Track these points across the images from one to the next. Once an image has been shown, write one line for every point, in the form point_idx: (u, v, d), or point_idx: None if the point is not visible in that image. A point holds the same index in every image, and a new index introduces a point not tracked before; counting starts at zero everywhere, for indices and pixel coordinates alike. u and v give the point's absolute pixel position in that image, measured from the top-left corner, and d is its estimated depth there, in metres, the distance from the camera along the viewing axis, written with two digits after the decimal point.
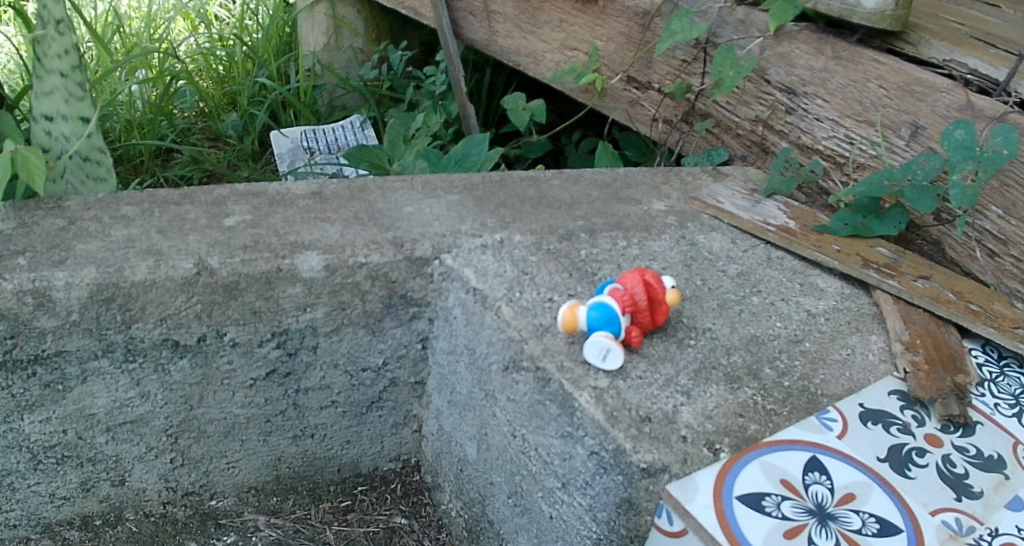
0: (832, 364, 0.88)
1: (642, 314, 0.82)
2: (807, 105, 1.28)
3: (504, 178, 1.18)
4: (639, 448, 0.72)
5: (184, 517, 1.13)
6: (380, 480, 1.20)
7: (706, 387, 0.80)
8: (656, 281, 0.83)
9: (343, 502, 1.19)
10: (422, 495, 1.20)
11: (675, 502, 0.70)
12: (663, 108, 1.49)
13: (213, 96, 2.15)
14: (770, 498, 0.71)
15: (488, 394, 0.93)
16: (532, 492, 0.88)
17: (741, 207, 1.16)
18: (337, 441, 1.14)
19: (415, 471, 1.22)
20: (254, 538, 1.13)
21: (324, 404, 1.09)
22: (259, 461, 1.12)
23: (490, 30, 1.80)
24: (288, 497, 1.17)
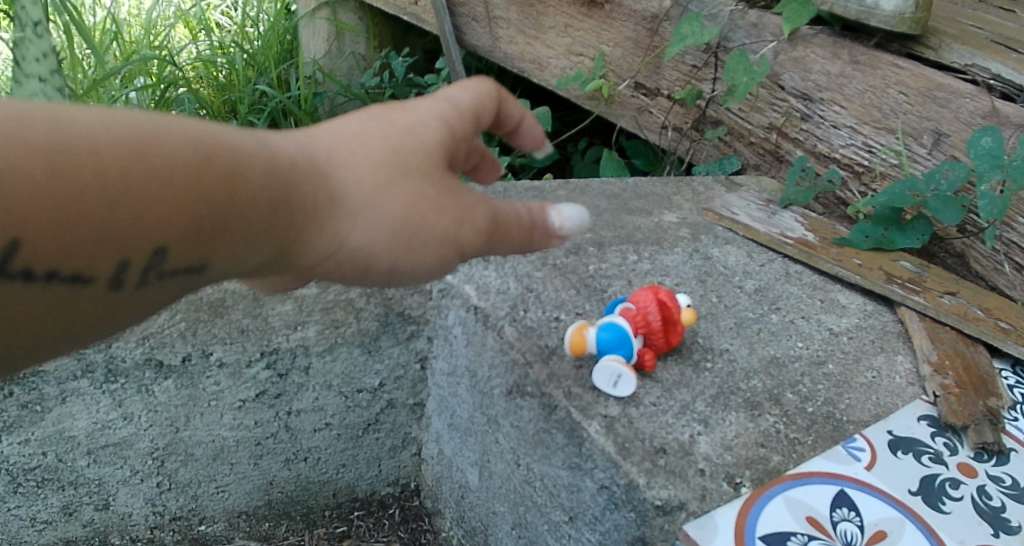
0: (858, 388, 0.82)
1: (655, 335, 0.76)
2: (824, 112, 1.22)
3: (508, 189, 1.12)
4: (653, 484, 0.66)
5: (171, 543, 1.07)
6: (378, 504, 1.15)
7: (724, 414, 0.74)
8: (670, 300, 0.78)
9: (338, 528, 1.13)
10: (421, 521, 1.15)
11: (693, 543, 0.64)
12: (672, 115, 1.44)
13: (213, 104, 2.10)
14: (796, 538, 0.65)
15: (491, 419, 0.87)
16: (538, 525, 0.83)
17: (756, 219, 1.10)
18: (331, 465, 1.08)
19: (413, 495, 1.16)
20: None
21: (318, 427, 1.03)
22: (250, 486, 1.06)
23: (493, 35, 1.75)
24: (281, 523, 1.11)
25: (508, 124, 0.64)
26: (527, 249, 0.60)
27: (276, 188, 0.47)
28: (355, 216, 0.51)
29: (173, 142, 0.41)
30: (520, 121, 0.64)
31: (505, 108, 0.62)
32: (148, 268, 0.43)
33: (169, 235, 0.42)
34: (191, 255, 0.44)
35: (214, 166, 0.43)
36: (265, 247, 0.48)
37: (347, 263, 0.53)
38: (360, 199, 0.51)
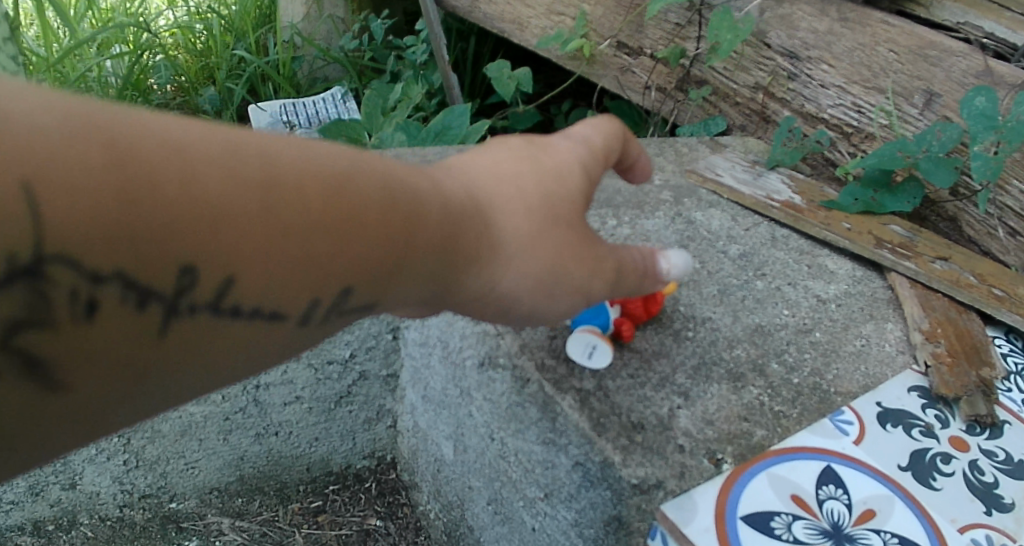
0: (846, 357, 0.79)
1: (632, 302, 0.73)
2: (811, 70, 1.17)
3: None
4: (630, 462, 0.63)
5: (143, 521, 1.04)
6: (353, 478, 1.08)
7: (706, 387, 0.70)
8: None
9: (313, 502, 1.06)
10: (399, 495, 1.07)
11: (672, 525, 0.61)
12: (655, 75, 1.38)
13: (189, 70, 2.03)
14: (780, 518, 0.62)
15: (463, 391, 0.83)
16: (513, 501, 0.79)
17: (742, 181, 1.05)
18: (304, 438, 1.04)
19: (390, 469, 1.09)
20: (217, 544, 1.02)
21: (288, 400, 0.99)
22: (220, 462, 1.02)
23: None
24: (254, 498, 1.06)
25: (627, 158, 0.67)
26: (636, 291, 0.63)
27: (449, 233, 0.49)
28: (509, 261, 0.52)
29: (368, 190, 0.43)
30: (636, 158, 0.67)
31: (625, 150, 0.66)
32: (330, 303, 0.45)
33: (354, 277, 0.44)
34: (368, 293, 0.46)
35: (397, 207, 0.45)
36: (430, 288, 0.50)
37: (493, 303, 0.55)
38: (518, 245, 0.52)
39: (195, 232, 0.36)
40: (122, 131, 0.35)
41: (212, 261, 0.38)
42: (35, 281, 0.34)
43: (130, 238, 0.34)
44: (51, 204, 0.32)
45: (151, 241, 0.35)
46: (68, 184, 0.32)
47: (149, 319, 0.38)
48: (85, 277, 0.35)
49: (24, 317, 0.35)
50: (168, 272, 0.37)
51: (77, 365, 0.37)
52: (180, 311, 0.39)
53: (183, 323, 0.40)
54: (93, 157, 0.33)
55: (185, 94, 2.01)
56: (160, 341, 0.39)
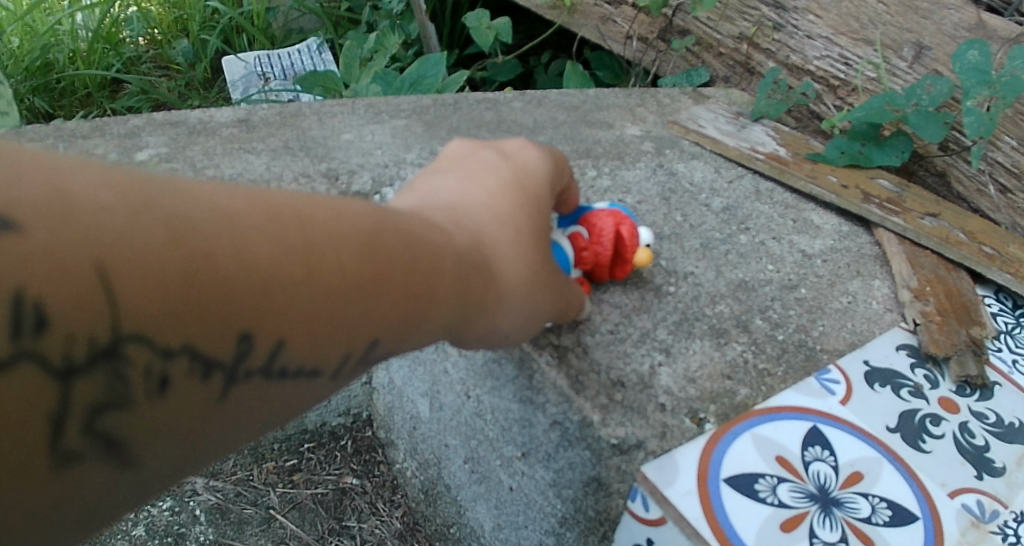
0: (832, 314, 0.78)
1: (598, 269, 0.72)
2: (797, 21, 1.13)
3: (458, 101, 1.00)
4: (608, 422, 0.63)
5: None
6: (329, 436, 1.06)
7: (688, 343, 0.70)
8: (629, 235, 0.71)
9: (288, 461, 1.04)
10: (374, 453, 1.05)
11: (652, 486, 0.59)
12: (637, 25, 1.33)
13: (161, 22, 1.96)
14: (765, 480, 0.60)
15: (439, 348, 0.80)
16: (490, 460, 0.77)
17: (725, 132, 1.02)
18: None
19: (366, 427, 1.08)
20: (190, 504, 0.99)
21: None
22: None
23: None
24: (227, 457, 1.04)
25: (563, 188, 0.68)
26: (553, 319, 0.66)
27: (461, 272, 0.50)
28: (512, 292, 0.55)
29: (389, 240, 0.45)
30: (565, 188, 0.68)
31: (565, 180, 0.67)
32: (360, 357, 0.46)
33: (386, 326, 0.45)
34: (395, 343, 0.47)
35: (418, 256, 0.47)
36: (446, 326, 0.51)
37: (498, 335, 0.57)
38: (516, 275, 0.55)
39: (254, 300, 0.37)
40: (185, 209, 0.35)
41: (266, 326, 0.38)
42: (112, 363, 0.33)
43: (199, 311, 0.35)
44: (124, 287, 0.32)
45: (217, 311, 0.35)
46: (138, 264, 0.32)
47: (209, 388, 0.38)
48: (157, 353, 0.34)
49: (100, 399, 0.34)
50: (230, 341, 0.37)
51: (146, 441, 0.36)
52: (237, 380, 0.39)
53: (239, 390, 0.39)
54: (156, 238, 0.33)
55: (158, 46, 1.94)
56: (217, 409, 0.39)
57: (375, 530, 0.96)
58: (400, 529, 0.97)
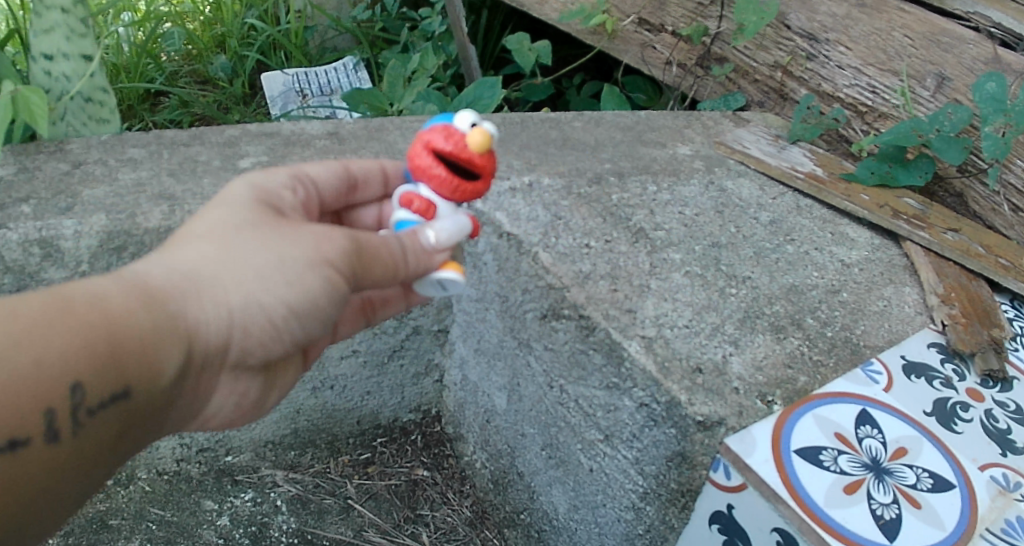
0: (871, 315, 0.88)
1: (463, 188, 0.72)
2: (829, 52, 1.25)
3: (524, 119, 1.11)
4: (694, 401, 0.73)
5: (199, 475, 1.11)
6: (399, 432, 1.16)
7: (752, 336, 0.81)
8: (456, 142, 0.70)
9: (362, 454, 1.13)
10: (443, 446, 1.15)
11: (735, 456, 0.71)
12: (677, 51, 1.43)
13: (202, 39, 2.00)
14: (827, 452, 0.72)
15: (522, 343, 0.92)
16: (571, 444, 0.89)
17: (767, 152, 1.14)
18: (356, 393, 1.09)
19: (435, 422, 1.17)
20: (272, 494, 1.09)
21: (345, 354, 1.03)
22: (276, 414, 1.08)
23: None
24: (306, 451, 1.13)
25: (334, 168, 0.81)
26: (424, 273, 0.72)
27: (145, 299, 0.60)
28: (223, 282, 0.64)
29: (34, 308, 0.55)
30: (345, 169, 0.82)
31: (352, 170, 0.82)
32: (77, 404, 0.57)
33: (72, 372, 0.56)
34: (107, 382, 0.58)
35: (79, 304, 0.57)
36: (167, 343, 0.61)
37: (259, 324, 0.66)
38: (219, 266, 0.64)
39: None
40: None
41: None
42: None
43: None
44: None
45: None
46: None
47: None
48: None
49: None
50: None
51: None
52: None
53: None
54: None
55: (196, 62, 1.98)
56: None
57: (447, 517, 1.06)
58: (469, 517, 1.07)
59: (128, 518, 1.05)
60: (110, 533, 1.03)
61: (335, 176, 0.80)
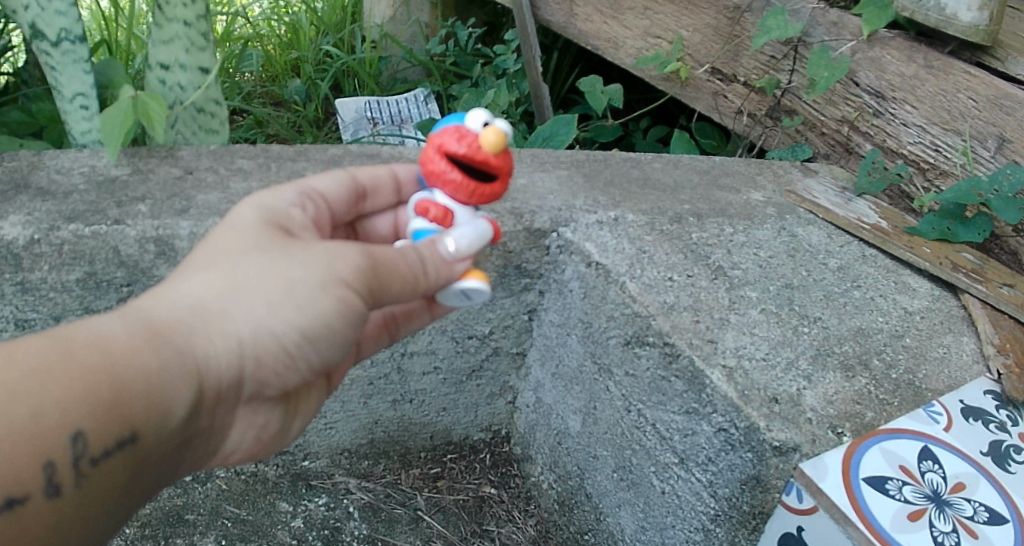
0: (931, 360, 0.97)
1: (478, 188, 0.80)
2: (895, 110, 1.32)
3: (607, 158, 1.26)
4: (771, 427, 0.81)
5: (275, 477, 1.18)
6: (469, 449, 1.24)
7: (824, 373, 0.90)
8: (462, 145, 0.78)
9: (432, 469, 1.21)
10: (510, 466, 1.23)
11: (808, 480, 0.79)
12: (748, 101, 1.52)
13: (278, 62, 2.02)
14: (893, 482, 0.81)
15: (603, 367, 1.03)
16: (644, 467, 0.98)
17: (835, 204, 1.24)
18: (434, 408, 1.18)
19: (503, 443, 1.26)
20: (344, 501, 1.16)
21: (426, 370, 1.13)
22: (356, 424, 1.16)
23: (568, 12, 1.82)
24: (379, 462, 1.21)
25: (342, 180, 0.89)
26: (444, 285, 0.79)
27: (153, 336, 0.65)
28: (232, 313, 0.69)
29: (38, 356, 0.59)
30: (351, 179, 0.90)
31: (359, 180, 0.91)
32: (82, 451, 0.62)
33: (78, 419, 0.60)
34: (112, 428, 0.62)
35: (79, 348, 0.61)
36: (177, 380, 0.66)
37: (270, 348, 0.72)
38: (226, 298, 0.69)
39: None
40: None
41: None
42: None
43: None
44: None
45: None
46: None
47: None
48: None
49: None
50: None
51: None
52: None
53: None
54: None
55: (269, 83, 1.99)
56: None
57: (512, 535, 1.14)
58: (534, 535, 1.14)
59: (204, 514, 1.12)
60: (187, 528, 1.11)
61: (343, 190, 0.89)
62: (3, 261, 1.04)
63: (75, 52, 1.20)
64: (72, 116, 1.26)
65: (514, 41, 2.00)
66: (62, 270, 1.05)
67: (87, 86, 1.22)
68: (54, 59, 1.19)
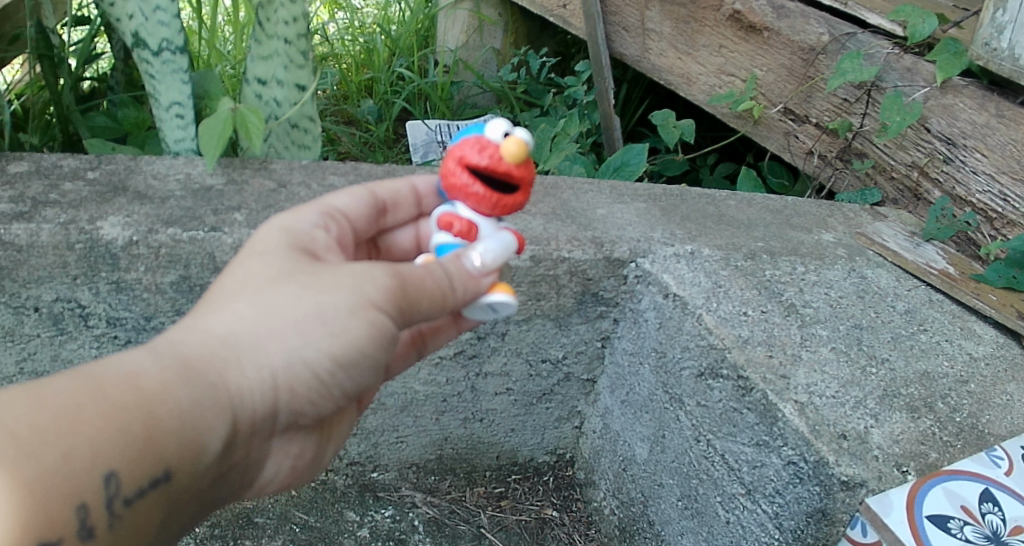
0: (995, 406, 0.97)
1: (502, 199, 0.83)
2: (965, 157, 1.32)
3: (683, 194, 1.34)
4: (842, 462, 0.83)
5: (343, 486, 1.27)
6: (533, 471, 1.33)
7: (891, 413, 0.92)
8: (486, 158, 0.80)
9: (496, 488, 1.30)
10: (572, 490, 1.32)
11: (873, 514, 0.80)
12: (820, 142, 1.56)
13: (352, 81, 2.10)
14: (955, 521, 0.81)
15: (674, 398, 1.05)
16: (710, 497, 1.00)
17: (904, 247, 1.26)
18: (502, 429, 1.27)
19: (567, 466, 1.34)
20: (410, 514, 1.24)
21: (499, 391, 1.22)
22: (427, 439, 1.26)
23: (643, 46, 1.91)
24: (445, 478, 1.30)
25: (360, 194, 0.91)
26: (473, 300, 0.80)
27: (181, 371, 0.66)
28: (262, 343, 0.71)
29: (68, 394, 0.60)
30: (370, 194, 0.92)
31: (377, 192, 0.93)
32: (114, 493, 0.61)
33: (111, 458, 0.60)
34: (144, 467, 0.62)
35: (110, 386, 0.62)
36: (210, 413, 0.67)
37: (302, 376, 0.74)
38: (254, 328, 0.71)
39: None
40: None
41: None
42: None
43: None
44: None
45: None
46: None
47: None
48: None
49: None
50: None
51: None
52: None
53: None
54: None
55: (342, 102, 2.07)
56: None
57: None
58: None
59: (273, 518, 1.21)
60: (256, 530, 1.19)
61: (365, 205, 0.91)
62: (101, 260, 1.08)
63: (175, 63, 1.23)
64: (166, 123, 1.30)
65: (587, 72, 2.05)
66: (157, 272, 1.10)
67: (184, 96, 1.25)
68: (155, 68, 1.22)
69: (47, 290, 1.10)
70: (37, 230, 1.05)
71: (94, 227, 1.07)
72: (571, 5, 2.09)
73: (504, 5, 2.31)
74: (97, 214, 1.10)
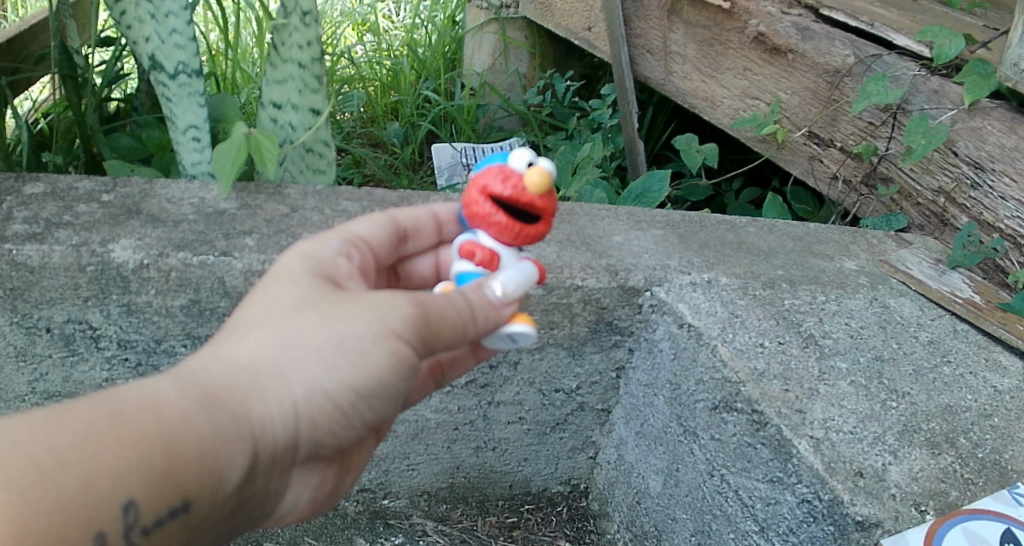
0: (1019, 442, 0.93)
1: (524, 231, 0.81)
2: (994, 182, 1.28)
3: (703, 220, 1.31)
4: (856, 502, 0.80)
5: (354, 513, 1.25)
6: (547, 501, 1.30)
7: (910, 449, 0.88)
8: (512, 188, 0.78)
9: (509, 518, 1.27)
10: (586, 522, 1.28)
11: None
12: (844, 167, 1.54)
13: (378, 104, 2.10)
14: None
15: (688, 430, 1.02)
16: (723, 533, 0.97)
17: (929, 276, 1.23)
18: (515, 457, 1.24)
19: (581, 497, 1.31)
20: (421, 542, 1.22)
21: (512, 419, 1.19)
22: (438, 467, 1.24)
23: (667, 69, 1.89)
24: (457, 507, 1.28)
25: (381, 219, 0.89)
26: (495, 329, 0.78)
27: (201, 400, 0.64)
28: (285, 374, 0.69)
29: (90, 421, 0.59)
30: (391, 219, 0.90)
31: (399, 218, 0.91)
32: (131, 523, 0.60)
33: (130, 487, 0.59)
34: (163, 497, 0.61)
35: (130, 415, 0.60)
36: (230, 444, 0.65)
37: (324, 408, 0.71)
38: (277, 357, 0.69)
39: None
40: None
41: None
42: None
43: None
44: None
45: None
46: None
47: None
48: None
49: None
50: None
51: None
52: None
53: None
54: None
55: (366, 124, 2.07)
56: None
57: None
58: None
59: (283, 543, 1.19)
60: None
61: (388, 232, 0.89)
62: (112, 282, 1.08)
63: (192, 86, 1.22)
64: (183, 146, 1.29)
65: (612, 95, 2.03)
66: (167, 295, 1.09)
67: (200, 120, 1.25)
68: (171, 92, 1.22)
69: (58, 311, 1.10)
70: (49, 252, 1.05)
71: (106, 250, 1.06)
72: (595, 29, 2.07)
73: (529, 27, 2.31)
74: (109, 237, 1.10)
